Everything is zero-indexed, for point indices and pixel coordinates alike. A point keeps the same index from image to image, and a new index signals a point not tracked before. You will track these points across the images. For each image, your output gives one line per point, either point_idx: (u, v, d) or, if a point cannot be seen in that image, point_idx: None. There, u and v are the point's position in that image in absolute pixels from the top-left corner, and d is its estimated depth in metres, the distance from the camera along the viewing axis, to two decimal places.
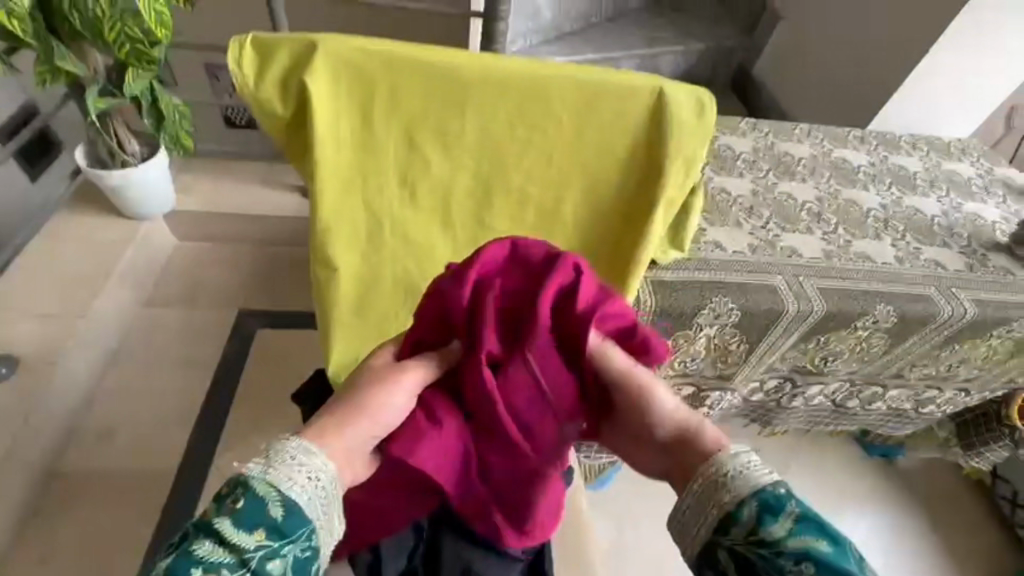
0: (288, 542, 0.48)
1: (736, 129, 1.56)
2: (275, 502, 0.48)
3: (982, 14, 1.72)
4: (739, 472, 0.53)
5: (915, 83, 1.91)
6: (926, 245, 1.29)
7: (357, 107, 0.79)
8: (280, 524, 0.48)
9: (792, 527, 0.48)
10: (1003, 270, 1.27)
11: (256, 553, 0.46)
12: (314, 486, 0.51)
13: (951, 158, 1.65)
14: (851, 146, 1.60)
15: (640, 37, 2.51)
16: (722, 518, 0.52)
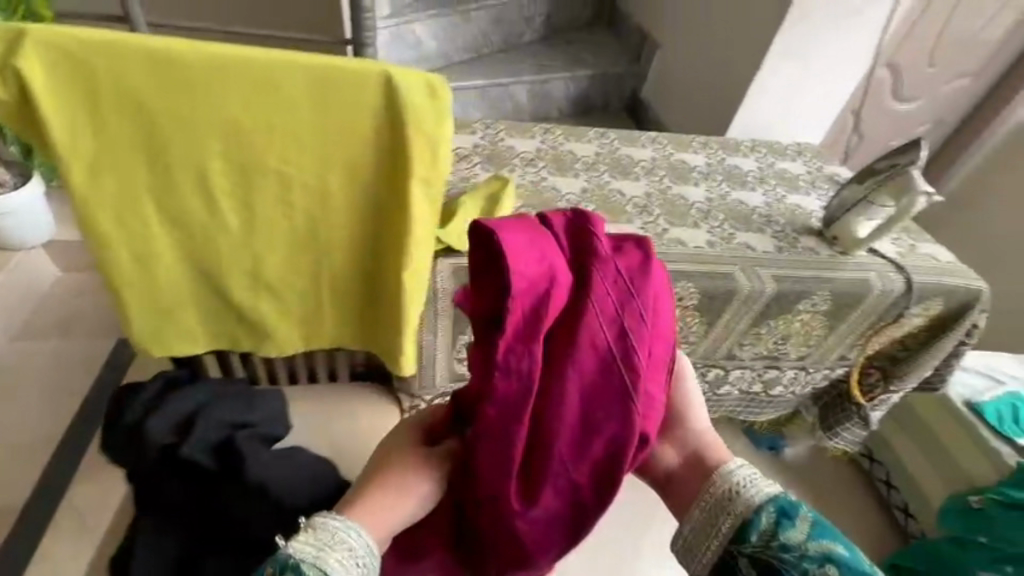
0: None
1: (584, 137, 1.66)
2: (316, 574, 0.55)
3: (794, 33, 1.87)
4: (741, 485, 0.68)
5: (753, 99, 2.04)
6: (739, 232, 1.39)
7: (110, 98, 0.76)
8: None
9: (807, 531, 0.63)
10: (808, 251, 1.37)
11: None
12: (353, 569, 0.58)
13: (786, 160, 1.79)
14: (691, 150, 1.71)
15: (529, 65, 2.66)
16: (733, 529, 0.66)
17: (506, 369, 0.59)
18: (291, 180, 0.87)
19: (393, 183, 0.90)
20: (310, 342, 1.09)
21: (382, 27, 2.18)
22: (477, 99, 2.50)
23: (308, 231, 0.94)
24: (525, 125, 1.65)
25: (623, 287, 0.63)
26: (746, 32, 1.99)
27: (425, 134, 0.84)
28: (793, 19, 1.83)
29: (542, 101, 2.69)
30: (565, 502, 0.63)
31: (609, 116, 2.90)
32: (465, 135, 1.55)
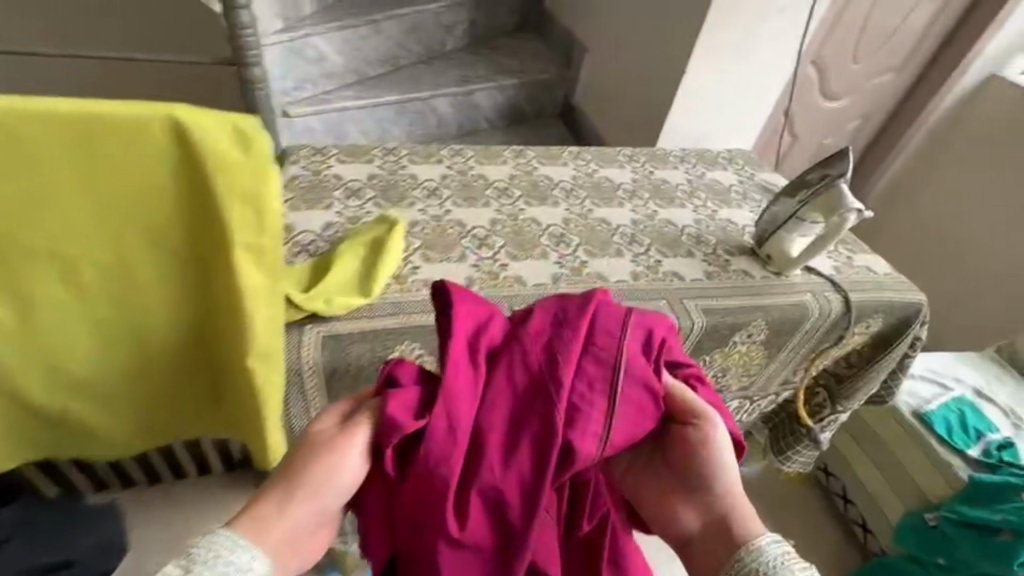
0: None
1: (497, 158, 1.50)
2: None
3: (717, 34, 1.79)
4: (767, 572, 0.55)
5: (680, 103, 1.94)
6: (665, 257, 1.27)
7: None
8: None
9: None
10: (739, 274, 1.25)
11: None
12: None
13: (716, 170, 1.68)
14: (616, 164, 1.58)
15: (452, 75, 2.49)
16: None
17: (442, 372, 0.57)
18: (66, 254, 0.68)
19: (204, 232, 0.70)
20: (149, 437, 0.89)
21: (270, 49, 1.97)
22: (395, 115, 2.31)
23: (111, 316, 0.74)
24: (430, 147, 1.47)
25: (583, 304, 0.63)
26: (670, 35, 1.89)
27: (227, 161, 0.65)
28: (715, 18, 1.75)
29: (468, 113, 2.53)
30: (489, 532, 0.57)
31: (541, 125, 2.76)
32: (360, 164, 1.36)
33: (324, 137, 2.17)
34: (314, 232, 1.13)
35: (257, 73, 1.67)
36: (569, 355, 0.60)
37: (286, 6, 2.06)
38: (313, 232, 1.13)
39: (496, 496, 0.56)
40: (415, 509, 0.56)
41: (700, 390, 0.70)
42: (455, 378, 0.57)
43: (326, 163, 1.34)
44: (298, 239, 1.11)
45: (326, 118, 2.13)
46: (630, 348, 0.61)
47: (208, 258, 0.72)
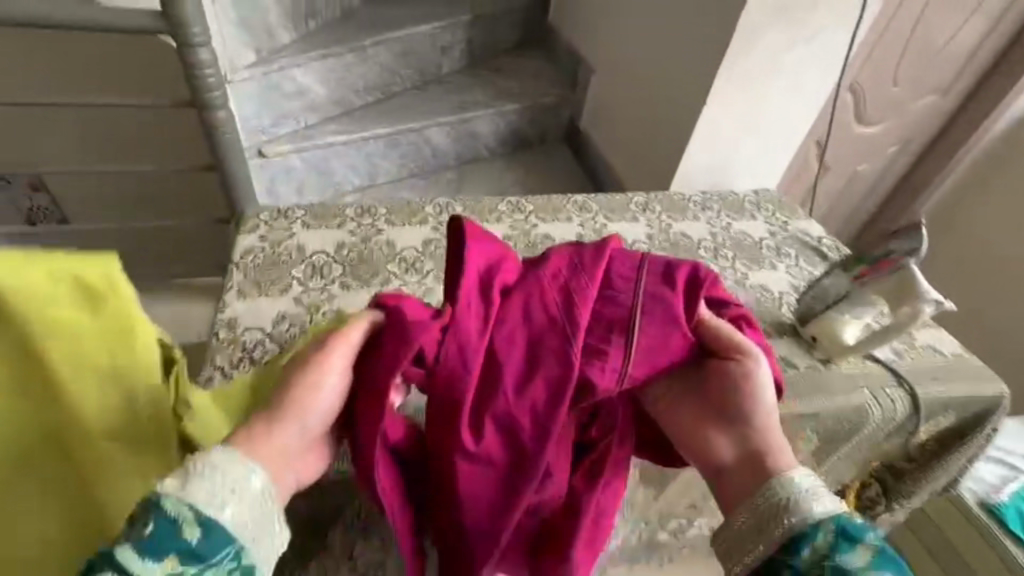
0: (202, 568, 0.48)
1: (490, 214, 1.29)
2: (188, 521, 0.49)
3: (744, 61, 1.56)
4: (795, 500, 0.61)
5: (700, 135, 1.72)
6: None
7: None
8: (193, 548, 0.48)
9: (869, 560, 0.54)
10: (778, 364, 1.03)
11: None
12: (234, 502, 0.52)
13: (744, 221, 1.45)
14: (629, 217, 1.37)
15: (448, 101, 2.29)
16: (785, 538, 0.59)
17: (459, 302, 0.67)
18: None
19: (35, 396, 0.56)
20: None
21: (242, 87, 1.76)
22: (385, 148, 2.12)
23: None
24: (412, 202, 1.27)
25: (598, 252, 0.73)
26: (689, 60, 1.66)
27: (62, 325, 0.54)
28: (742, 43, 1.52)
29: (466, 142, 2.33)
30: (506, 440, 0.66)
31: (546, 151, 2.56)
32: (327, 229, 1.16)
33: (308, 175, 1.99)
34: (265, 331, 0.97)
35: (222, 117, 1.49)
36: (583, 297, 0.70)
37: (259, 34, 1.85)
38: (264, 329, 0.97)
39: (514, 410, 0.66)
40: (440, 413, 0.65)
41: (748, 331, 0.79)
42: (469, 312, 0.66)
43: (288, 229, 1.15)
44: (244, 341, 0.95)
45: (308, 155, 1.94)
46: (641, 292, 0.71)
47: (45, 426, 0.56)
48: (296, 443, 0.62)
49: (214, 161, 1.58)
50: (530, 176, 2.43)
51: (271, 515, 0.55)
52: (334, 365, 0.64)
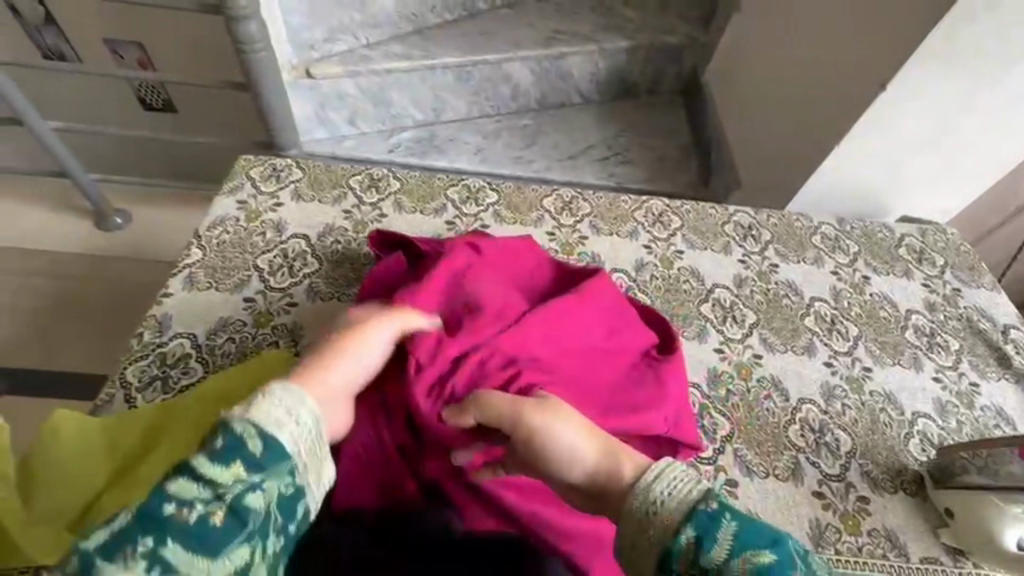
0: (264, 474, 0.45)
1: (527, 218, 1.00)
2: (252, 437, 0.45)
3: (952, 45, 1.00)
4: (660, 500, 0.47)
5: (860, 142, 1.18)
6: (696, 461, 0.75)
7: None
8: (256, 459, 0.45)
9: (730, 545, 0.42)
10: (868, 556, 0.70)
11: (227, 493, 0.43)
12: (292, 424, 0.48)
13: (892, 276, 1.02)
14: (719, 248, 1.01)
15: (538, 29, 1.82)
16: (659, 553, 0.44)
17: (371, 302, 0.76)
18: None
19: None
20: None
21: None
22: (455, 82, 1.75)
23: None
24: (440, 181, 1.03)
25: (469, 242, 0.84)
26: (860, 17, 1.11)
27: None
28: (958, 17, 0.96)
29: (553, 86, 1.85)
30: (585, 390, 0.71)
31: (659, 106, 1.95)
32: (319, 206, 0.95)
33: (361, 104, 1.71)
34: (194, 342, 0.76)
35: (253, 31, 1.29)
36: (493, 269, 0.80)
37: None
38: (194, 339, 0.76)
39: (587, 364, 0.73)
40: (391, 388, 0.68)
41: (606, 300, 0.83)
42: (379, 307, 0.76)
43: (275, 200, 0.95)
44: (164, 351, 0.75)
45: (363, 81, 1.66)
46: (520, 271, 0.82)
47: None
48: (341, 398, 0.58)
49: (246, 81, 1.40)
50: (629, 132, 1.86)
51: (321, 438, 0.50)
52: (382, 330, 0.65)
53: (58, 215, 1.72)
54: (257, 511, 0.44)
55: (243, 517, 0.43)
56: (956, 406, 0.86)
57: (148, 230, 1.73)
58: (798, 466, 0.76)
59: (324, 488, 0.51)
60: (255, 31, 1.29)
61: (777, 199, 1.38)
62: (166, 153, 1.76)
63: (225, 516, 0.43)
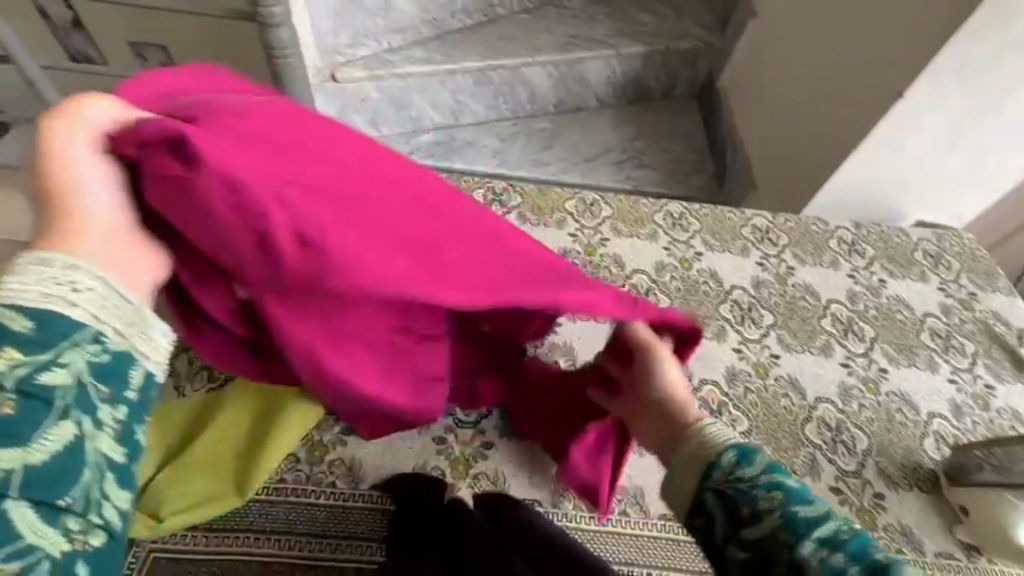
0: (48, 350, 0.38)
1: (551, 221, 1.03)
2: (13, 317, 0.38)
3: (968, 54, 1.02)
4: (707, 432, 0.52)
5: (877, 149, 1.20)
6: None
7: None
8: (30, 337, 0.38)
9: (765, 469, 0.47)
10: None
11: (9, 377, 0.37)
12: (65, 292, 0.40)
13: (908, 280, 1.04)
14: (737, 250, 1.03)
15: (556, 35, 1.85)
16: (698, 470, 0.50)
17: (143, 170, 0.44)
18: None
19: None
20: None
21: None
22: (475, 86, 1.79)
23: None
24: (466, 183, 1.06)
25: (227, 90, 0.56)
26: (877, 25, 1.13)
27: None
28: (979, 24, 0.97)
29: (571, 90, 1.88)
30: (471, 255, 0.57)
31: (674, 110, 1.97)
32: None
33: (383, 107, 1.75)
34: None
35: (284, 36, 1.33)
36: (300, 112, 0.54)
37: None
38: None
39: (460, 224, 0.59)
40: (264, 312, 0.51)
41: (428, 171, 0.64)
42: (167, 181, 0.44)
43: None
44: None
45: (385, 85, 1.70)
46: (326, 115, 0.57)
47: None
48: (122, 236, 0.45)
49: (276, 85, 1.45)
50: (645, 135, 1.89)
51: (120, 294, 0.43)
52: (82, 156, 0.44)
53: None
54: (58, 389, 0.38)
55: (45, 398, 0.37)
56: (971, 407, 0.88)
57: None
58: (813, 463, 0.79)
59: (165, 354, 0.44)
60: (286, 38, 1.33)
61: (793, 203, 1.40)
62: None
63: (17, 402, 0.37)
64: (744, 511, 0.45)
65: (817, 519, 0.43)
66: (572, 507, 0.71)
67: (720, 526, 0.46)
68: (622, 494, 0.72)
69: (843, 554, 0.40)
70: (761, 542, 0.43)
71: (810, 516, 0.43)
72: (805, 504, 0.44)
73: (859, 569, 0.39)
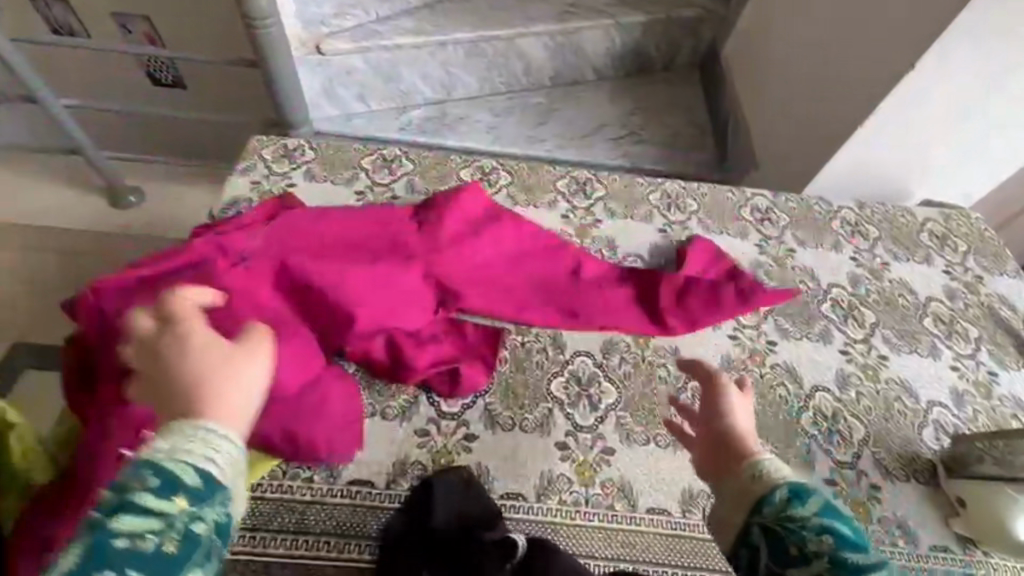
0: (201, 506, 0.42)
1: (542, 201, 0.99)
2: (183, 470, 0.42)
3: (984, 23, 0.95)
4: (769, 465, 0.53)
5: (882, 126, 1.14)
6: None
7: None
8: (193, 490, 0.42)
9: (820, 508, 0.49)
10: (876, 542, 0.71)
11: (175, 522, 0.41)
12: (217, 453, 0.44)
13: (912, 263, 1.00)
14: (734, 232, 0.99)
15: (551, 3, 1.77)
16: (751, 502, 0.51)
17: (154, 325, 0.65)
18: None
19: None
20: None
21: None
22: (466, 58, 1.71)
23: None
24: (453, 162, 1.01)
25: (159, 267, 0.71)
26: None
27: None
28: None
29: (567, 63, 1.80)
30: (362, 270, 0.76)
31: (674, 83, 1.89)
32: (332, 186, 0.95)
33: (371, 81, 1.68)
34: None
35: (263, 6, 1.26)
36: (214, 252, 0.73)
37: None
38: None
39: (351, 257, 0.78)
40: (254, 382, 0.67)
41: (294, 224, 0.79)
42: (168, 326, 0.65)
43: (288, 181, 0.95)
44: None
45: (373, 57, 1.63)
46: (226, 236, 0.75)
47: None
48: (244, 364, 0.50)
49: (256, 58, 1.38)
50: (644, 110, 1.82)
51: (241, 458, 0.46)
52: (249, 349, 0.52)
53: (73, 193, 1.72)
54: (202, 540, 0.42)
55: (193, 543, 0.41)
56: (973, 395, 0.85)
57: (163, 207, 1.73)
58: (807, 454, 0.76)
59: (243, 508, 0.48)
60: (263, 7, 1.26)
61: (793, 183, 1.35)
62: (178, 132, 1.76)
63: (175, 543, 0.41)
64: (792, 549, 0.48)
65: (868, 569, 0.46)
66: (557, 502, 0.68)
67: (765, 557, 0.49)
68: (609, 488, 0.69)
69: None
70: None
71: (861, 563, 0.46)
72: (857, 551, 0.47)
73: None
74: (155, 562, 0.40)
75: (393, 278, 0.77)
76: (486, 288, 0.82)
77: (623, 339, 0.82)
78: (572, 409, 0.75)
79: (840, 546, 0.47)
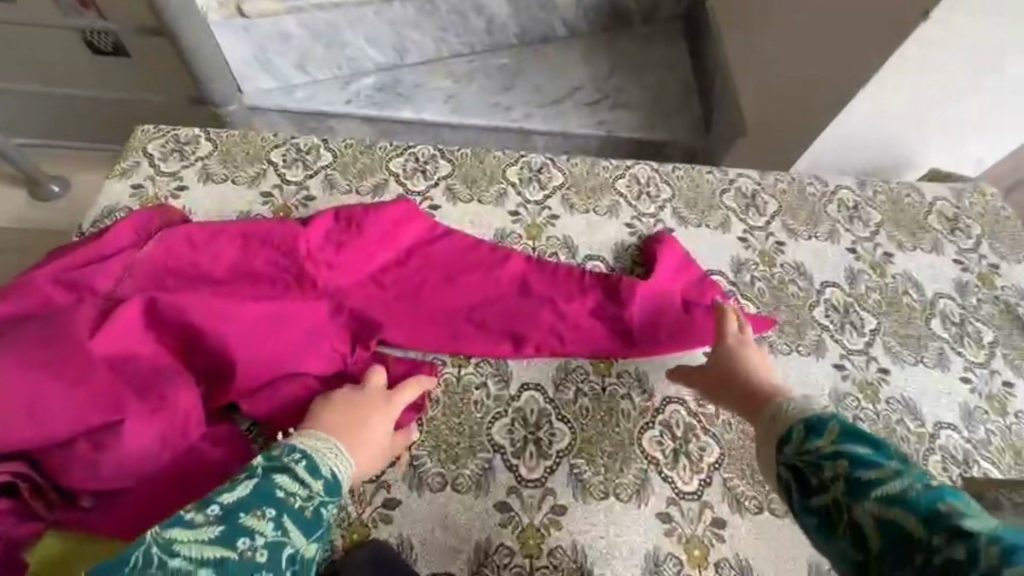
0: (329, 496, 0.50)
1: (488, 194, 0.83)
2: (327, 462, 0.51)
3: None
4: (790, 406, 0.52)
5: (884, 91, 0.98)
6: (678, 495, 0.63)
7: None
8: (329, 478, 0.51)
9: (835, 433, 0.45)
10: None
11: (312, 497, 0.49)
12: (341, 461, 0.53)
13: (919, 252, 0.86)
14: (715, 224, 0.85)
15: None
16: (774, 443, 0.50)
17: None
18: None
19: None
20: None
21: None
22: (416, 16, 1.50)
23: None
24: (381, 149, 0.85)
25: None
26: None
27: None
28: None
29: (533, 16, 1.58)
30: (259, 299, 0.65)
31: (655, 36, 1.68)
32: (232, 188, 0.79)
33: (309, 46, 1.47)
34: None
35: None
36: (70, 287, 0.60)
37: None
38: None
39: (248, 283, 0.67)
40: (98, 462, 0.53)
41: (171, 246, 0.66)
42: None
43: (178, 182, 0.79)
44: None
45: (307, 18, 1.42)
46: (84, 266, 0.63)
47: None
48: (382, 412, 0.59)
49: (160, 24, 1.18)
50: (622, 69, 1.62)
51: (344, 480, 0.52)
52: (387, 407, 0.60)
53: None
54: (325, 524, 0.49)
55: (321, 522, 0.49)
56: (985, 412, 0.73)
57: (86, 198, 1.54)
58: None
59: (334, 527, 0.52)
60: None
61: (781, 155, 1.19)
62: (95, 110, 1.55)
63: (308, 514, 0.48)
64: (814, 481, 0.44)
65: (885, 480, 0.41)
66: None
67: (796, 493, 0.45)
68: (559, 558, 0.58)
69: (910, 511, 0.38)
70: (828, 505, 0.43)
71: (878, 478, 0.41)
72: (876, 469, 0.42)
73: (917, 521, 0.37)
74: (298, 517, 0.47)
75: (298, 305, 0.65)
76: (414, 309, 0.70)
77: (579, 365, 0.69)
78: (517, 459, 0.63)
79: (857, 467, 0.42)
